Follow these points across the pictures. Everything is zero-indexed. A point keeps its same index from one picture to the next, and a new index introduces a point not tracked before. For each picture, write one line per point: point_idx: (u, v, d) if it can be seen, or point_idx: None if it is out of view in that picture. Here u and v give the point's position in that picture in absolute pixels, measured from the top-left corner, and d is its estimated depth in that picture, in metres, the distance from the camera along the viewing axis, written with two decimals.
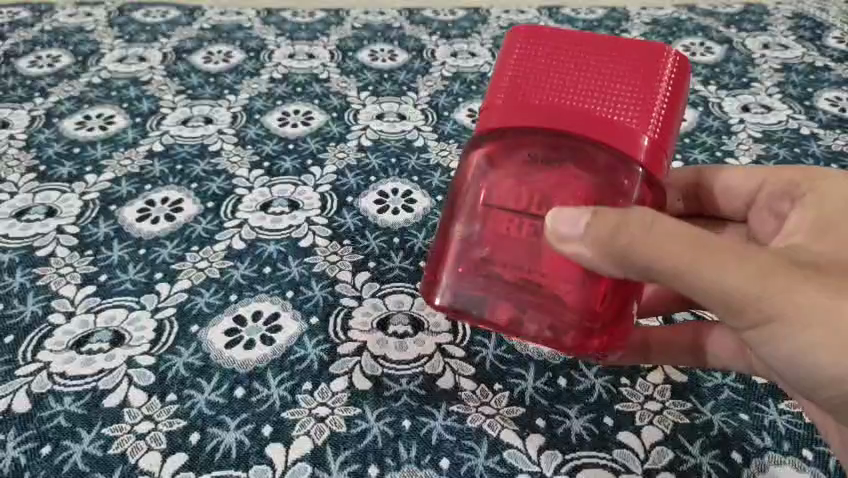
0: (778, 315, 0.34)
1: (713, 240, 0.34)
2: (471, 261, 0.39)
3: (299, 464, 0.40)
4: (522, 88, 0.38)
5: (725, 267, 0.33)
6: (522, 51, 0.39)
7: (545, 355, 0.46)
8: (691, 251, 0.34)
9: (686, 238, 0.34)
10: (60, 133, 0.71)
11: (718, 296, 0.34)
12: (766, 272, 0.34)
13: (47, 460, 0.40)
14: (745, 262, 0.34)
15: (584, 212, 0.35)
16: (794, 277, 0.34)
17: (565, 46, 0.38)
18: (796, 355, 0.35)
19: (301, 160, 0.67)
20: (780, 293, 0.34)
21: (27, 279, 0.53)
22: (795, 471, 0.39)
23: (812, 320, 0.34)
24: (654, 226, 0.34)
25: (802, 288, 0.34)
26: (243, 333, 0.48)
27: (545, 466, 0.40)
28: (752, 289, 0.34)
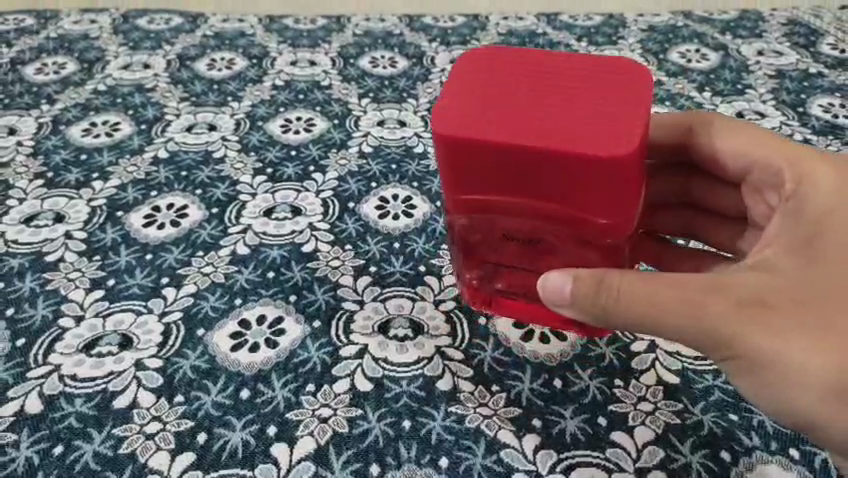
0: (762, 359, 0.36)
1: (679, 287, 0.37)
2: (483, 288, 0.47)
3: (303, 463, 0.41)
4: (481, 185, 0.39)
5: (702, 308, 0.36)
6: (464, 161, 0.38)
7: (541, 357, 0.48)
8: (656, 303, 0.37)
9: (652, 289, 0.37)
10: (67, 140, 0.73)
11: (704, 335, 0.37)
12: (731, 316, 0.36)
13: (60, 460, 0.42)
14: (710, 310, 0.36)
15: (567, 276, 0.39)
16: (773, 316, 0.36)
17: (504, 157, 0.37)
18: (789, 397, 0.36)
19: (303, 167, 0.68)
20: (747, 336, 0.36)
21: (36, 284, 0.54)
22: (781, 469, 0.41)
23: (779, 363, 0.35)
24: (622, 285, 0.38)
25: (782, 326, 0.36)
26: (248, 336, 0.50)
27: (541, 465, 0.41)
28: (717, 334, 0.36)
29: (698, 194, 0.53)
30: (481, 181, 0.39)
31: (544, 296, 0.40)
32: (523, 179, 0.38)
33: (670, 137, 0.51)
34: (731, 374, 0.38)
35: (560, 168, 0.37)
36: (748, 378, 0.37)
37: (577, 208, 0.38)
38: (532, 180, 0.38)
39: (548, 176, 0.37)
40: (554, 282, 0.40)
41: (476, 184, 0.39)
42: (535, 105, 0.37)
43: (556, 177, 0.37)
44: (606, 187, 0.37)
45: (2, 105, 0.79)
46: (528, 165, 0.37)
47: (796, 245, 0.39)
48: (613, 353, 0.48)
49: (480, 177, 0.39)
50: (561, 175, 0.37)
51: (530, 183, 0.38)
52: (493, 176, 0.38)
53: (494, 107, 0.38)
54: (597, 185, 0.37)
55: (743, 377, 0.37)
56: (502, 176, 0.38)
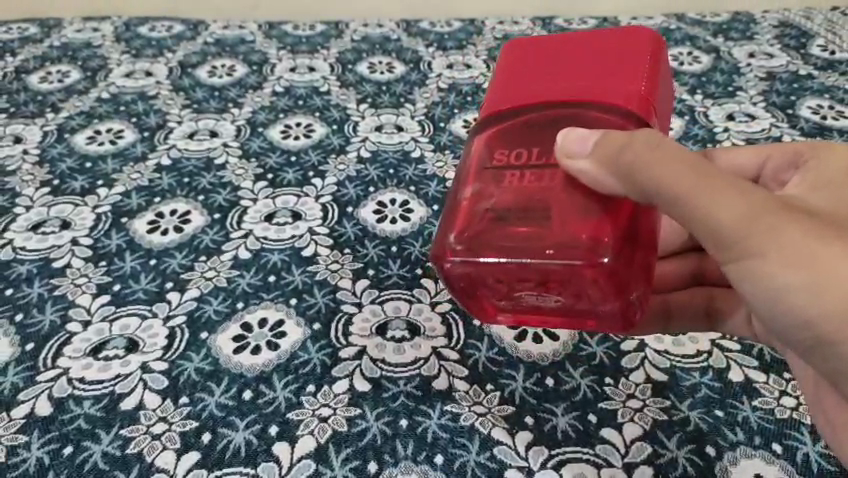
0: (777, 262, 0.33)
1: (716, 172, 0.35)
2: (477, 216, 0.38)
3: (304, 461, 0.43)
4: (519, 77, 0.43)
5: (728, 195, 0.34)
6: (511, 60, 0.45)
7: (533, 357, 0.49)
8: (685, 172, 0.34)
9: (686, 161, 0.35)
10: (72, 147, 0.74)
11: (721, 228, 0.34)
12: (758, 211, 0.34)
13: (69, 460, 0.44)
14: (735, 199, 0.34)
15: (589, 138, 0.37)
16: (799, 222, 0.34)
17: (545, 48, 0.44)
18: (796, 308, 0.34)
19: (303, 172, 0.70)
20: (780, 234, 0.33)
21: (44, 289, 0.56)
22: (764, 463, 0.42)
23: (807, 263, 0.33)
24: (653, 150, 0.35)
25: (809, 231, 0.33)
26: (249, 339, 0.51)
27: (532, 461, 0.43)
28: (744, 221, 0.34)
29: None
30: (523, 69, 0.43)
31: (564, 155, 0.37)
32: (571, 56, 0.43)
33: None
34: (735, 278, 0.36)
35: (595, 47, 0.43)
36: (753, 281, 0.35)
37: (615, 75, 0.41)
38: (566, 62, 0.43)
39: (594, 53, 0.42)
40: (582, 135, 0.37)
41: (528, 69, 0.43)
42: None
43: (590, 52, 0.43)
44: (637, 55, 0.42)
45: (8, 114, 0.81)
46: (565, 49, 0.43)
47: (827, 187, 0.38)
48: (605, 353, 0.49)
49: (530, 64, 0.43)
50: (606, 49, 0.42)
51: (569, 60, 0.43)
52: (536, 63, 0.43)
53: None
54: (637, 54, 0.42)
55: (758, 280, 0.34)
56: (541, 64, 0.43)
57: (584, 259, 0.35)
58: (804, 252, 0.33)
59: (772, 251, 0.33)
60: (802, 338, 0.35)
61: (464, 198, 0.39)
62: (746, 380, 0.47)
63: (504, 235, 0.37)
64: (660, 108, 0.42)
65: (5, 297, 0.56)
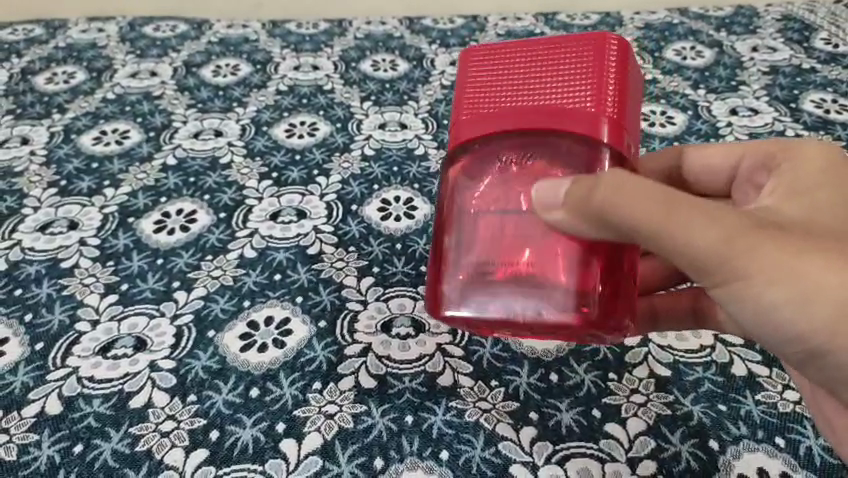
0: (765, 286, 0.34)
1: (689, 198, 0.34)
2: (465, 268, 0.39)
3: (311, 458, 0.44)
4: (483, 95, 0.41)
5: (710, 226, 0.33)
6: (471, 71, 0.42)
7: (538, 353, 0.50)
8: (661, 208, 0.33)
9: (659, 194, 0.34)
10: (78, 148, 0.75)
11: (705, 260, 0.34)
12: (742, 238, 0.33)
13: (79, 458, 0.44)
14: (718, 229, 0.33)
15: (565, 183, 0.37)
16: (782, 242, 0.34)
17: (508, 58, 0.41)
18: (788, 322, 0.34)
19: (308, 170, 0.70)
20: (761, 256, 0.33)
21: (53, 289, 0.57)
22: (767, 457, 0.42)
23: (795, 282, 0.33)
24: (625, 188, 0.34)
25: (790, 250, 0.33)
26: (256, 337, 0.52)
27: (536, 456, 0.43)
28: (725, 251, 0.33)
29: None
30: (488, 85, 0.41)
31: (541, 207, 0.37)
32: (535, 71, 0.40)
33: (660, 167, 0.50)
34: (720, 299, 0.36)
35: (561, 58, 0.40)
36: (742, 303, 0.35)
37: (582, 95, 0.39)
38: (532, 79, 0.40)
39: (560, 65, 0.40)
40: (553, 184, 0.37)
41: (491, 87, 0.41)
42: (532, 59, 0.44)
43: (556, 66, 0.40)
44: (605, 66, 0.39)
45: (15, 115, 0.82)
46: (529, 62, 0.41)
47: (797, 191, 0.38)
48: (608, 349, 0.50)
49: (493, 79, 0.41)
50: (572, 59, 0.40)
51: (535, 76, 0.40)
52: (500, 78, 0.41)
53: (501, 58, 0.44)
54: (604, 66, 0.39)
55: (745, 300, 0.35)
56: (504, 80, 0.41)
57: (576, 318, 0.37)
58: (789, 271, 0.33)
59: (757, 274, 0.33)
60: (794, 349, 0.36)
61: (446, 249, 0.40)
62: (749, 374, 0.47)
63: (493, 290, 0.39)
64: (633, 116, 0.40)
65: (15, 297, 0.56)
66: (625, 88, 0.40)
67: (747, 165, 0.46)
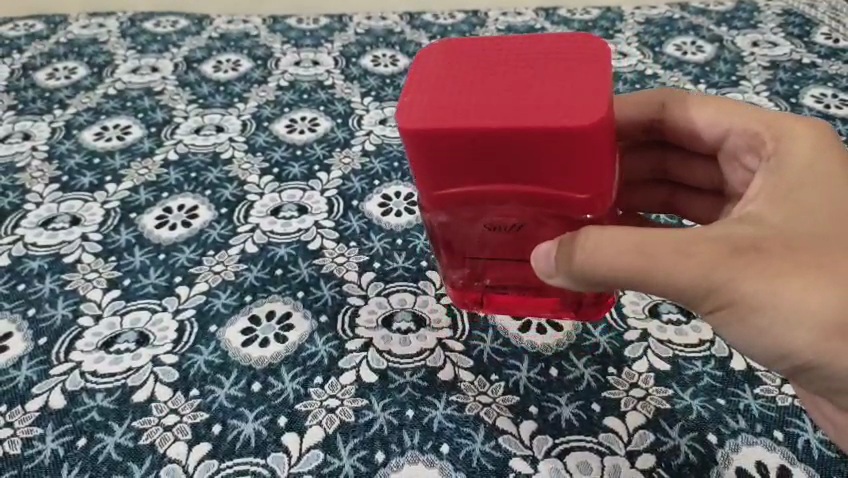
0: (751, 309, 0.35)
1: (668, 238, 0.36)
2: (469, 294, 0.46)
3: (313, 451, 0.44)
4: (447, 181, 0.37)
5: (688, 263, 0.35)
6: (427, 158, 0.36)
7: (537, 347, 0.50)
8: (641, 258, 0.36)
9: (636, 242, 0.36)
10: (80, 144, 0.75)
11: (690, 293, 0.36)
12: (722, 267, 0.35)
13: (83, 451, 0.45)
14: (697, 264, 0.35)
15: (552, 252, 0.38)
16: (763, 267, 0.35)
17: (468, 150, 0.35)
18: (782, 341, 0.36)
19: (309, 166, 0.70)
20: (748, 284, 0.35)
21: (56, 285, 0.57)
22: (765, 450, 0.43)
23: (779, 304, 0.35)
24: (603, 243, 0.36)
25: (773, 273, 0.35)
26: (257, 332, 0.52)
27: (536, 450, 0.43)
28: (706, 283, 0.35)
29: (673, 172, 0.54)
30: (452, 172, 0.37)
31: (535, 270, 0.40)
32: (500, 163, 0.36)
33: (640, 117, 0.51)
34: (715, 323, 0.38)
35: (531, 149, 0.35)
36: (734, 325, 0.37)
37: (554, 183, 0.36)
38: (501, 169, 0.36)
39: (528, 157, 0.35)
40: (544, 251, 0.39)
41: (455, 178, 0.37)
42: (488, 73, 0.36)
43: (527, 158, 0.35)
44: (582, 155, 0.35)
45: (16, 111, 0.82)
46: (494, 151, 0.35)
47: (778, 194, 0.39)
48: (607, 343, 0.50)
49: (455, 168, 0.36)
50: (541, 152, 0.35)
51: (505, 164, 0.36)
52: (464, 166, 0.36)
53: (450, 88, 0.36)
54: (582, 156, 0.35)
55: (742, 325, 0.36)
56: (469, 171, 0.36)
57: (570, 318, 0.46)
58: (777, 294, 0.34)
59: (746, 301, 0.35)
60: (789, 365, 0.37)
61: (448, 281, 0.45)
62: (748, 368, 0.48)
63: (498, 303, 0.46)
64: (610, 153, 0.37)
65: (17, 293, 0.56)
66: (603, 159, 0.35)
67: (732, 143, 0.47)
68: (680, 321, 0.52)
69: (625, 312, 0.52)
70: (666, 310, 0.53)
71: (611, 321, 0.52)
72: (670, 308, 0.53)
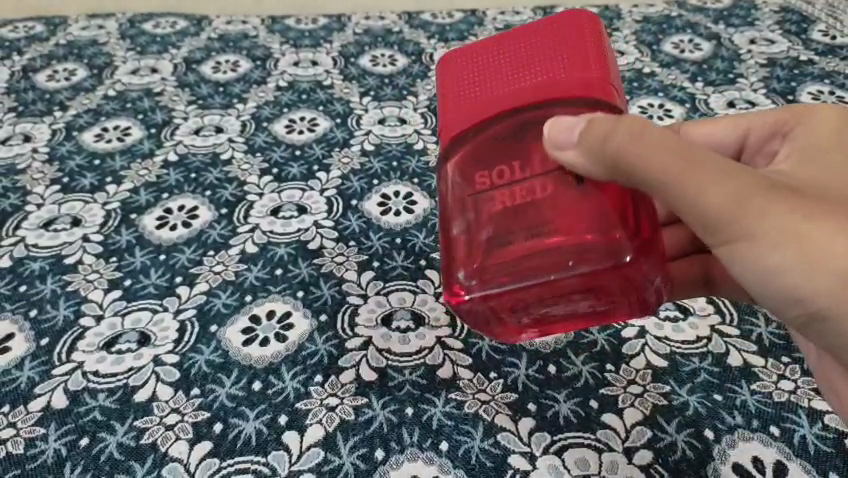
0: (776, 241, 0.34)
1: (699, 156, 0.35)
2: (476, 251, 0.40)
3: (313, 449, 0.44)
4: (465, 90, 0.43)
5: (719, 179, 0.35)
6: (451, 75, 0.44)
7: (536, 345, 0.50)
8: (670, 164, 0.35)
9: (674, 149, 0.35)
10: (80, 146, 0.76)
11: (717, 212, 0.35)
12: (749, 192, 0.35)
13: (86, 451, 0.45)
14: (728, 181, 0.35)
15: (561, 137, 0.38)
16: (789, 200, 0.35)
17: (484, 54, 0.44)
18: (800, 287, 0.34)
19: (308, 166, 0.71)
20: (770, 214, 0.34)
21: (57, 286, 0.57)
22: (761, 445, 0.43)
23: (802, 241, 0.34)
24: (632, 142, 0.36)
25: (800, 208, 0.34)
26: (258, 331, 0.52)
27: (535, 446, 0.44)
28: (733, 204, 0.34)
29: None
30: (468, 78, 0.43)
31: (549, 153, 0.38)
32: (508, 57, 0.42)
33: None
34: (733, 262, 0.36)
35: (531, 39, 0.42)
36: (751, 262, 0.35)
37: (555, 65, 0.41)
38: (509, 64, 0.42)
39: (530, 45, 0.42)
40: (556, 138, 0.38)
41: (471, 82, 0.43)
42: None
43: (528, 47, 0.42)
44: (576, 33, 0.41)
45: (17, 113, 0.82)
46: (502, 49, 0.43)
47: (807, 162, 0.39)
48: (605, 340, 0.50)
49: (472, 75, 0.43)
50: (540, 37, 0.42)
51: (512, 58, 0.42)
52: (480, 70, 0.43)
53: None
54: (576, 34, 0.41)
55: (750, 263, 0.36)
56: (483, 73, 0.43)
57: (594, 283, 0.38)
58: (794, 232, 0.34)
59: (762, 234, 0.34)
60: (806, 318, 0.36)
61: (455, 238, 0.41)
62: (745, 364, 0.48)
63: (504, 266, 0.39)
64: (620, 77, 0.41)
65: (19, 294, 0.57)
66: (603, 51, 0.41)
67: (756, 139, 0.47)
68: (678, 318, 0.52)
69: None
70: (663, 308, 0.53)
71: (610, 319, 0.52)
72: (667, 307, 0.53)
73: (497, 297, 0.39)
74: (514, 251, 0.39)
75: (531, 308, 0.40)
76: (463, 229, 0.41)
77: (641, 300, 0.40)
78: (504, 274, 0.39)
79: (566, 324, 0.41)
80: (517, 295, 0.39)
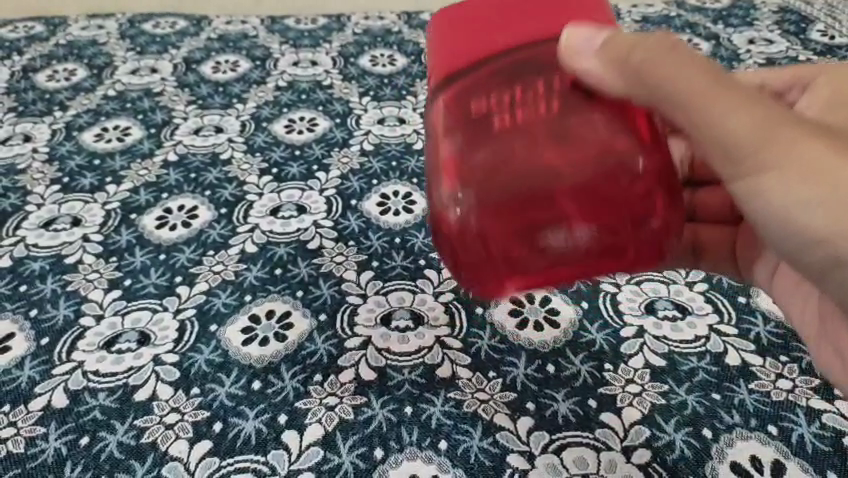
0: (800, 176, 0.32)
1: (725, 83, 0.34)
2: (471, 173, 0.34)
3: (313, 448, 0.44)
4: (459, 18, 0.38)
5: (744, 107, 0.33)
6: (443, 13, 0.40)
7: (535, 344, 0.50)
8: (696, 87, 0.33)
9: (704, 71, 0.34)
10: (80, 145, 0.76)
11: (738, 143, 0.33)
12: (774, 123, 0.33)
13: (86, 450, 0.45)
14: (753, 110, 0.33)
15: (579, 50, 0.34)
16: (814, 136, 0.33)
17: None
18: (822, 228, 0.32)
19: (308, 166, 0.71)
20: (798, 146, 0.32)
21: (57, 285, 0.58)
22: (759, 444, 0.43)
23: (823, 176, 0.32)
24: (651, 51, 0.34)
25: (824, 145, 0.32)
26: (258, 331, 0.53)
27: (534, 445, 0.44)
28: (758, 132, 0.33)
29: None
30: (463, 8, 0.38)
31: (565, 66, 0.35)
32: None
33: None
34: (749, 202, 0.35)
35: None
36: (770, 200, 0.33)
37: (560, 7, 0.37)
38: None
39: None
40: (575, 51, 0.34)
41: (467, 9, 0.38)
42: None
43: None
44: None
45: (16, 113, 0.82)
46: None
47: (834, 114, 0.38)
48: (604, 339, 0.51)
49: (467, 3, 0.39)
50: None
51: None
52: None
53: None
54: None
55: (761, 196, 0.34)
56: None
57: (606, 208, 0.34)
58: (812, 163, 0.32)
59: (778, 166, 0.32)
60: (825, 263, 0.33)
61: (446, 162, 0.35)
62: (743, 363, 0.48)
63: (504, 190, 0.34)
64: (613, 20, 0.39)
65: (20, 293, 0.57)
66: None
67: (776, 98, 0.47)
68: (676, 318, 0.52)
69: (622, 310, 0.53)
70: (662, 308, 0.53)
71: (609, 318, 0.52)
72: (666, 306, 0.53)
73: (494, 221, 0.34)
74: (517, 168, 0.33)
75: (528, 243, 0.35)
76: (455, 151, 0.35)
77: (646, 239, 0.36)
78: (504, 198, 0.34)
79: (562, 272, 0.36)
80: (517, 219, 0.34)
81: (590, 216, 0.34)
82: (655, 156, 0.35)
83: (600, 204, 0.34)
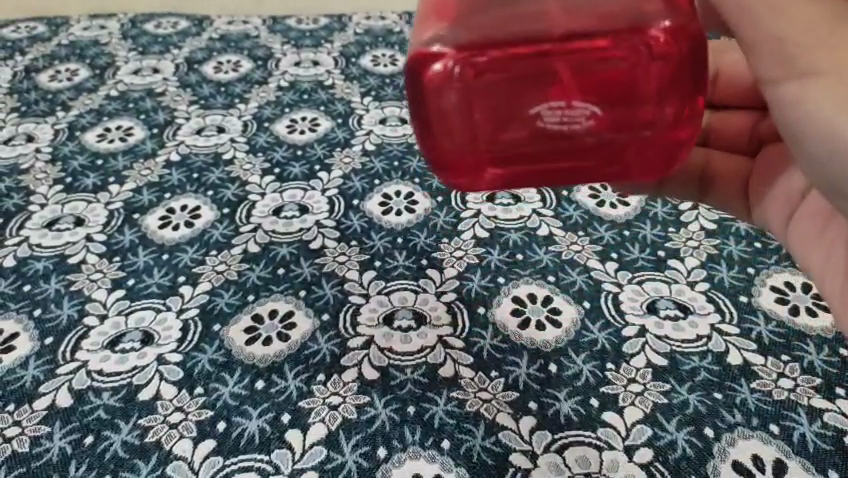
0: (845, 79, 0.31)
1: None
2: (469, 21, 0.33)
3: (316, 448, 0.45)
4: None
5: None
6: None
7: (537, 344, 0.51)
8: None
9: None
10: (82, 146, 0.76)
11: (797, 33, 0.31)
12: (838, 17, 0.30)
13: (90, 449, 0.45)
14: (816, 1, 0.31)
15: None
16: None
17: None
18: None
19: (310, 166, 0.71)
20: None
21: (61, 285, 0.58)
22: (761, 443, 0.43)
23: None
24: None
25: None
26: (261, 331, 0.53)
27: (536, 445, 0.44)
28: (820, 23, 0.31)
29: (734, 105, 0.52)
30: None
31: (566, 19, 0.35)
32: None
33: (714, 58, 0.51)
34: (792, 103, 0.33)
35: None
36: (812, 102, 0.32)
37: None
38: None
39: None
40: None
41: None
42: None
43: None
44: None
45: (19, 113, 0.83)
46: None
47: None
48: (606, 338, 0.51)
49: None
50: None
51: None
52: None
53: None
54: None
55: (802, 101, 0.32)
56: None
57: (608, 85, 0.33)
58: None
59: (827, 68, 0.31)
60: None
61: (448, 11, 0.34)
62: (745, 363, 0.49)
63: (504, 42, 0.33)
64: None
65: (23, 293, 0.57)
66: None
67: None
68: (678, 317, 0.52)
69: (623, 310, 0.53)
70: (664, 307, 0.53)
71: (611, 319, 0.52)
72: (668, 305, 0.53)
73: (485, 64, 0.33)
74: (515, 24, 0.33)
75: (518, 107, 0.33)
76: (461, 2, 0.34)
77: (644, 130, 0.34)
78: (502, 49, 0.33)
79: (550, 152, 0.34)
80: (508, 66, 0.33)
81: (584, 90, 0.33)
82: (686, 21, 0.32)
83: (597, 76, 0.33)
